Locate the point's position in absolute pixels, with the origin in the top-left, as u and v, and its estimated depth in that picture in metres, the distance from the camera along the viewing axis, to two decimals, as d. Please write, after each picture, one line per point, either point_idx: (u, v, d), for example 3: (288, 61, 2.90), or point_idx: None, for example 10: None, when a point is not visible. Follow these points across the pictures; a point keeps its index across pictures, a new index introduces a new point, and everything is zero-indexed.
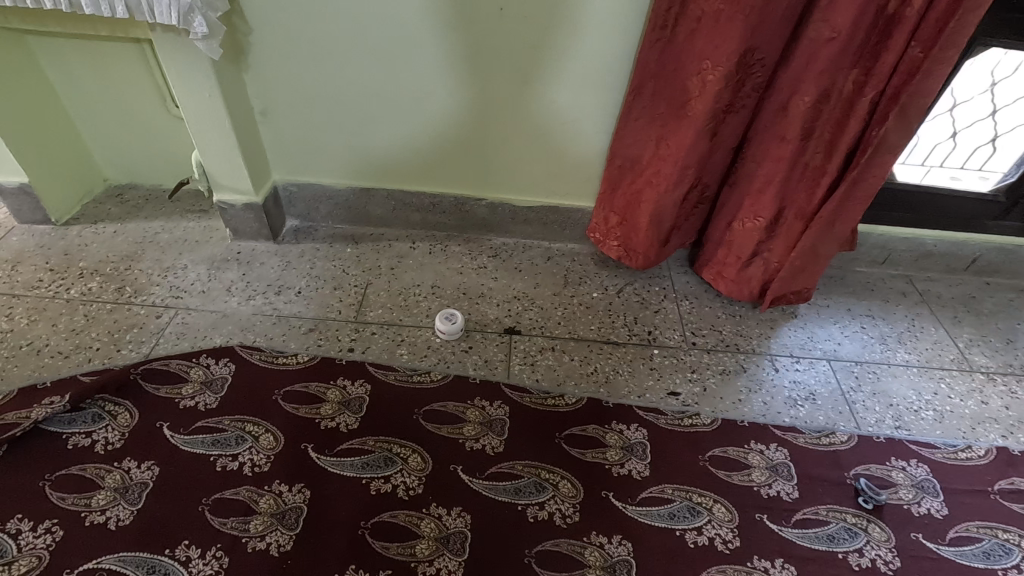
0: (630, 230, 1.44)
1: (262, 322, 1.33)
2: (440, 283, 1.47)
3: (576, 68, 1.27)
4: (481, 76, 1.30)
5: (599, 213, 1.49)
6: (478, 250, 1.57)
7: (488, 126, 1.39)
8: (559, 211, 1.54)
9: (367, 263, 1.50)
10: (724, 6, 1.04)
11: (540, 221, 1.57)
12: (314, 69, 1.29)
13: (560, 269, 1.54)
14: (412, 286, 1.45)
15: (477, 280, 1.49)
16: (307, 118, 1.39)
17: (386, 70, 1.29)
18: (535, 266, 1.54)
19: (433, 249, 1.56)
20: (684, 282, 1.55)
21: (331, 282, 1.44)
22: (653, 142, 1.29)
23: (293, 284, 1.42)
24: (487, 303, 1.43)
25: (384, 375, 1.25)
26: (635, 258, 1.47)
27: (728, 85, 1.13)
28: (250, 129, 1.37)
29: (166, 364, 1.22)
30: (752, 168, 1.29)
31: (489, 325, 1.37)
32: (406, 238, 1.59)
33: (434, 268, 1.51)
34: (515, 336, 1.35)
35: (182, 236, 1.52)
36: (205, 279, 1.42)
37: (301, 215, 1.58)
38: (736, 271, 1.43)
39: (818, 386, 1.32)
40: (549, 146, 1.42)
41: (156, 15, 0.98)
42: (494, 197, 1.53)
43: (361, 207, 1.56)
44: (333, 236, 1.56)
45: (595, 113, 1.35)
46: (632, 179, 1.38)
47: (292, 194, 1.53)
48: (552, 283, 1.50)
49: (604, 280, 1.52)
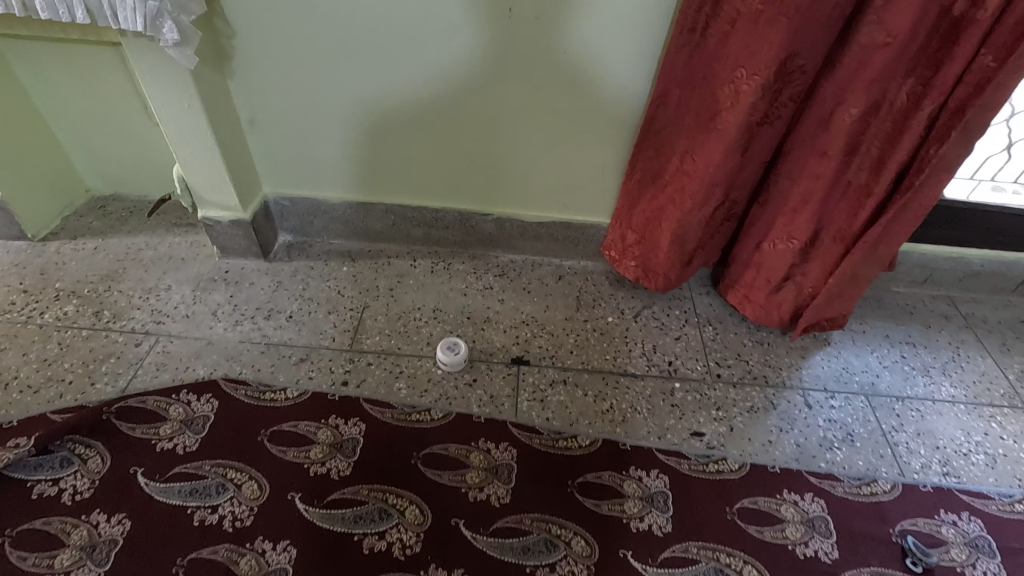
0: (650, 250, 1.32)
1: (249, 350, 1.23)
2: (443, 306, 1.36)
3: (591, 74, 1.15)
4: (487, 82, 1.18)
5: (615, 231, 1.37)
6: (484, 269, 1.46)
7: (495, 137, 1.27)
8: (571, 227, 1.43)
9: (364, 284, 1.39)
10: (763, 7, 0.91)
11: (551, 238, 1.45)
12: (304, 75, 1.18)
13: (572, 289, 1.43)
14: (412, 309, 1.34)
15: (482, 303, 1.38)
16: (298, 128, 1.27)
17: (383, 76, 1.18)
18: (545, 286, 1.43)
19: (436, 267, 1.45)
20: (707, 304, 1.43)
21: (325, 305, 1.33)
22: (677, 157, 1.17)
23: (283, 308, 1.32)
24: (492, 330, 1.32)
25: (380, 412, 1.14)
26: (655, 281, 1.35)
27: (765, 96, 1.00)
28: (237, 140, 1.26)
29: (143, 400, 1.12)
30: (786, 185, 1.16)
31: (495, 355, 1.26)
32: (406, 255, 1.47)
33: (436, 289, 1.40)
34: (523, 367, 1.24)
35: (167, 252, 1.42)
36: (189, 302, 1.31)
37: (294, 230, 1.47)
38: (765, 296, 1.31)
39: (856, 426, 1.20)
40: (561, 158, 1.30)
41: (121, 20, 0.86)
42: (501, 211, 1.42)
43: (358, 222, 1.45)
44: (328, 253, 1.46)
45: (614, 123, 1.23)
46: (652, 195, 1.25)
47: (284, 209, 1.42)
48: (563, 307, 1.38)
49: (621, 303, 1.40)
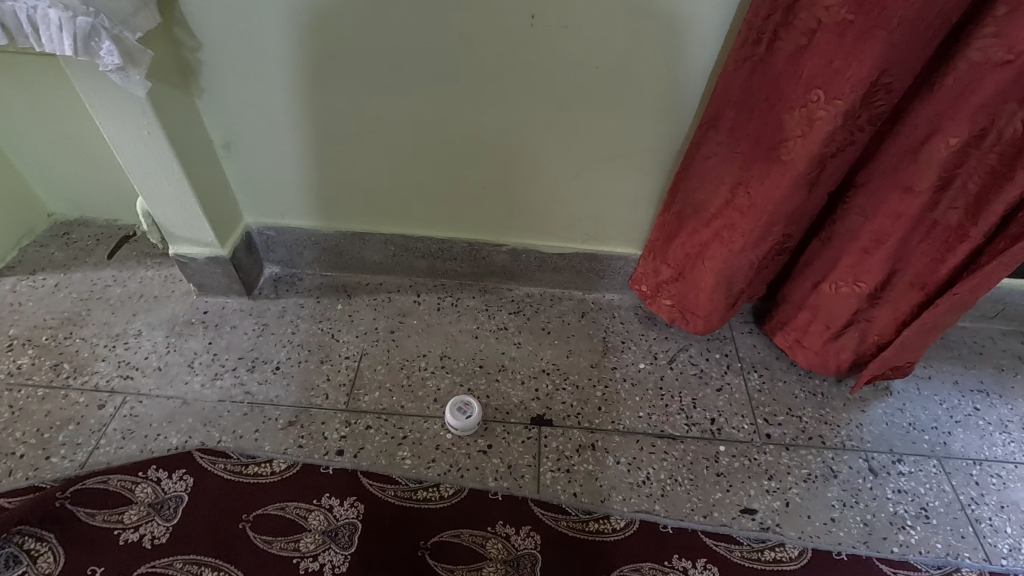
0: (689, 289, 1.15)
1: (230, 412, 1.07)
2: (451, 351, 1.20)
3: (626, 91, 0.97)
4: (503, 100, 0.99)
5: (646, 265, 1.20)
6: (496, 306, 1.29)
7: (510, 161, 1.09)
8: (596, 258, 1.25)
9: (361, 325, 1.23)
10: (854, 17, 0.73)
11: (573, 269, 1.28)
12: (285, 91, 1.00)
13: (598, 329, 1.26)
14: (416, 357, 1.18)
15: (496, 347, 1.21)
16: (281, 152, 1.09)
17: (379, 92, 0.99)
18: (565, 325, 1.26)
19: (442, 304, 1.28)
20: (750, 345, 1.26)
21: (316, 353, 1.17)
22: (727, 188, 0.99)
23: (269, 358, 1.16)
24: (508, 382, 1.15)
25: (381, 490, 0.98)
26: (691, 324, 1.19)
27: (846, 123, 0.82)
28: (210, 167, 1.08)
29: (104, 480, 0.96)
30: (856, 222, 0.98)
31: (512, 414, 1.10)
32: (409, 288, 1.31)
33: (443, 330, 1.23)
34: (544, 429, 1.08)
35: (138, 289, 1.25)
36: (162, 351, 1.15)
37: (281, 261, 1.30)
38: (822, 342, 1.14)
39: (930, 498, 1.04)
40: (585, 185, 1.12)
41: (44, 41, 0.68)
42: (515, 242, 1.24)
43: (354, 253, 1.28)
44: (320, 289, 1.29)
45: (649, 146, 1.05)
46: (694, 230, 1.08)
47: (269, 239, 1.25)
48: (588, 352, 1.22)
49: (653, 346, 1.24)
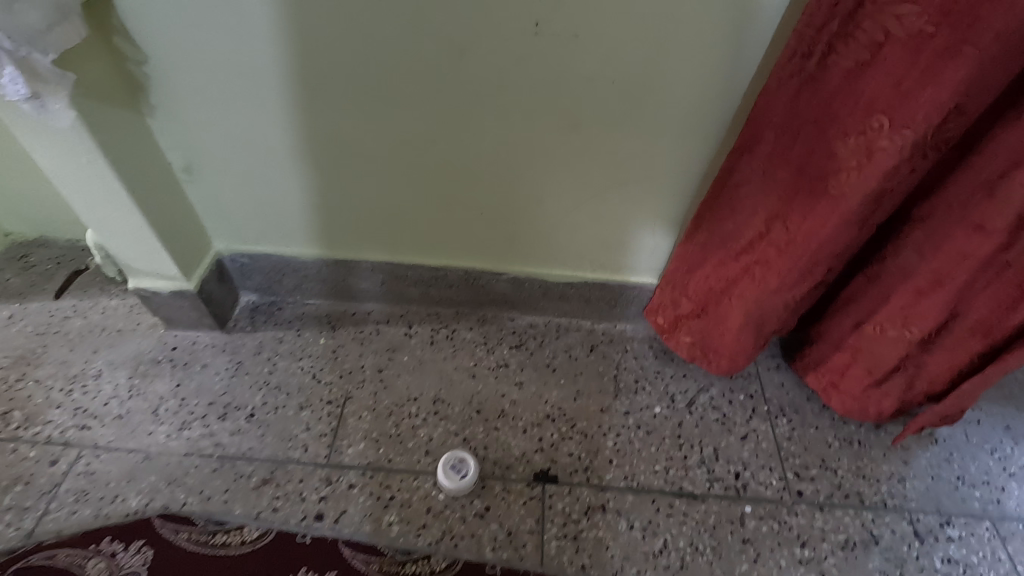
0: (712, 327, 1.02)
1: (197, 468, 0.96)
2: (445, 394, 1.08)
3: (646, 111, 0.83)
4: (503, 120, 0.86)
5: (662, 298, 1.08)
6: (496, 340, 1.17)
7: (511, 186, 0.96)
8: (607, 288, 1.12)
9: (346, 364, 1.11)
10: (936, 30, 0.59)
11: (581, 298, 1.16)
12: (253, 110, 0.87)
13: (609, 366, 1.14)
14: (406, 401, 1.06)
15: (495, 389, 1.09)
16: (251, 176, 0.97)
17: (360, 111, 0.86)
18: (572, 362, 1.14)
19: (436, 337, 1.16)
20: (777, 384, 1.13)
21: (295, 396, 1.06)
22: (760, 221, 0.85)
23: (243, 403, 1.04)
24: (508, 430, 1.03)
25: (364, 563, 0.87)
26: (712, 364, 1.07)
27: (913, 156, 0.68)
28: (170, 194, 0.95)
29: (52, 555, 0.85)
30: (911, 260, 0.85)
31: (512, 469, 0.98)
32: (399, 319, 1.19)
33: (437, 369, 1.11)
34: (549, 487, 0.97)
35: (100, 322, 1.13)
36: (123, 396, 1.03)
37: (259, 289, 1.18)
38: (863, 388, 1.01)
39: (984, 570, 0.92)
40: (595, 212, 0.99)
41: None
42: (517, 270, 1.11)
43: (338, 281, 1.15)
44: (302, 322, 1.17)
45: (670, 170, 0.91)
46: (720, 263, 0.95)
47: (244, 266, 1.13)
48: (597, 395, 1.09)
49: (669, 386, 1.11)
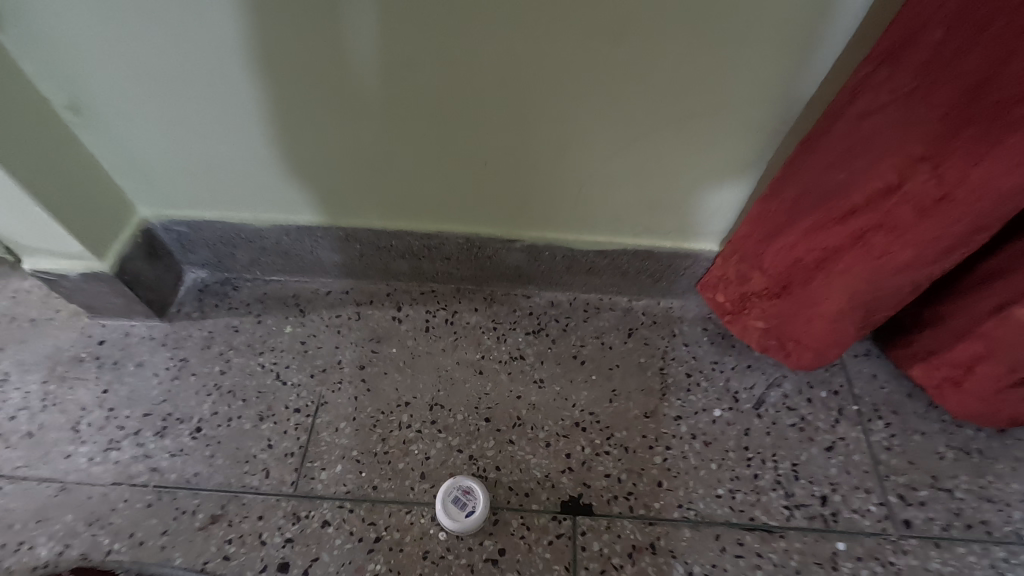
0: (793, 313, 0.77)
1: (128, 502, 0.74)
2: (445, 397, 0.85)
3: (727, 3, 0.55)
4: (513, 27, 0.58)
5: (727, 270, 0.83)
6: (508, 324, 0.92)
7: (524, 128, 0.69)
8: (651, 257, 0.87)
9: (318, 359, 0.87)
10: None
11: (616, 271, 0.90)
12: (148, 21, 0.60)
13: (652, 356, 0.90)
14: (396, 408, 0.83)
15: (509, 390, 0.86)
16: (168, 118, 0.71)
17: (305, 23, 0.59)
18: (605, 353, 0.90)
19: (432, 321, 0.92)
20: (868, 376, 0.89)
21: (254, 404, 0.83)
22: (889, 170, 0.59)
23: (187, 414, 0.82)
24: (527, 444, 0.81)
25: None
26: (788, 358, 0.83)
27: None
28: (55, 145, 0.70)
29: None
30: None
31: (532, 498, 0.76)
32: (385, 300, 0.94)
33: (433, 364, 0.88)
34: (581, 521, 0.75)
35: (9, 311, 0.90)
36: (35, 408, 0.81)
37: (207, 264, 0.94)
38: (994, 390, 0.75)
39: None
40: (640, 161, 0.73)
41: None
42: (535, 238, 0.86)
43: (306, 254, 0.91)
44: (263, 305, 0.93)
45: (752, 97, 0.64)
46: (814, 229, 0.69)
47: (183, 237, 0.88)
48: (639, 395, 0.86)
49: (729, 382, 0.88)
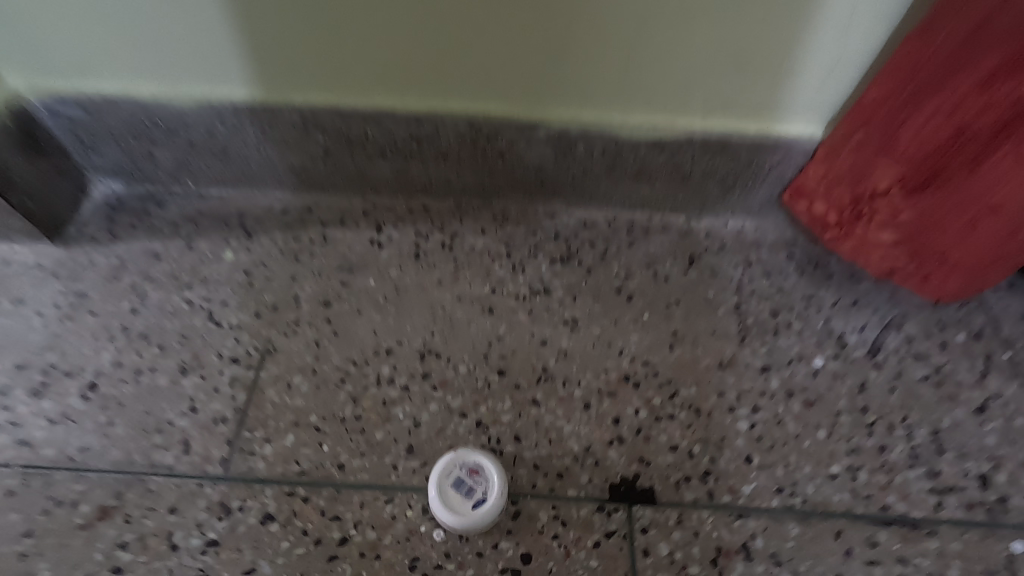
0: (947, 212, 0.54)
1: None
2: (442, 343, 0.61)
3: None
4: None
5: (840, 164, 0.59)
6: (526, 250, 0.68)
7: None
8: (725, 151, 0.63)
9: (267, 295, 0.64)
10: None
11: (674, 174, 0.66)
12: None
13: (722, 290, 0.66)
14: (373, 358, 0.60)
15: (530, 333, 0.62)
16: None
17: None
18: (659, 287, 0.66)
19: (424, 246, 0.68)
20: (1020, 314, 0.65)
21: (174, 353, 0.59)
22: None
23: (79, 367, 0.58)
24: (558, 406, 0.57)
25: None
26: (926, 283, 0.60)
27: None
28: None
29: None
30: None
31: (567, 480, 0.53)
32: (361, 220, 0.70)
33: (426, 299, 0.64)
34: (638, 514, 0.52)
35: None
36: None
37: (120, 171, 0.69)
38: None
39: None
40: None
41: None
42: (566, 125, 0.62)
43: (251, 153, 0.66)
44: (195, 226, 0.69)
45: None
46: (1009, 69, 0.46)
47: (79, 126, 0.64)
48: (709, 340, 0.62)
49: (831, 324, 0.64)
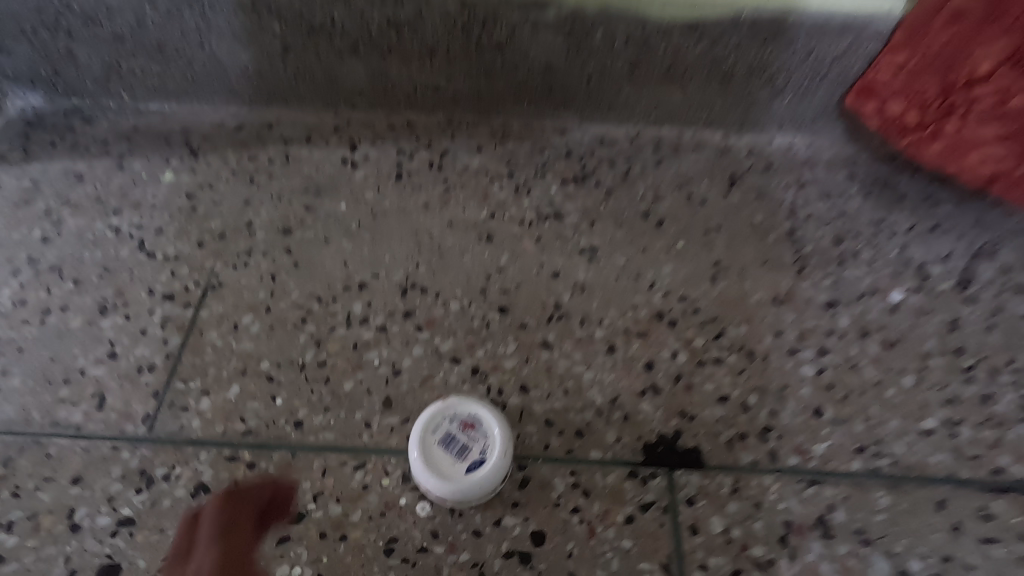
0: None
1: None
2: (429, 276, 0.49)
3: None
4: None
5: (929, 42, 0.48)
6: (532, 170, 0.56)
7: None
8: (779, 37, 0.51)
9: (213, 221, 0.52)
10: None
11: (713, 72, 0.54)
12: None
13: (772, 214, 0.54)
14: (342, 294, 0.48)
15: (539, 264, 0.50)
16: None
17: None
18: (695, 211, 0.54)
19: (407, 165, 0.56)
20: None
21: (92, 288, 0.47)
22: None
23: None
24: (574, 350, 0.46)
25: None
26: None
27: None
28: None
29: None
30: None
31: (588, 440, 0.42)
32: (332, 136, 0.58)
33: (409, 225, 0.52)
34: (682, 480, 0.40)
35: None
36: None
37: (36, 80, 0.57)
38: None
39: None
40: None
41: None
42: (582, 5, 0.50)
43: (193, 50, 0.54)
44: (129, 145, 0.56)
45: None
46: None
47: None
48: (759, 272, 0.50)
49: (907, 252, 0.52)
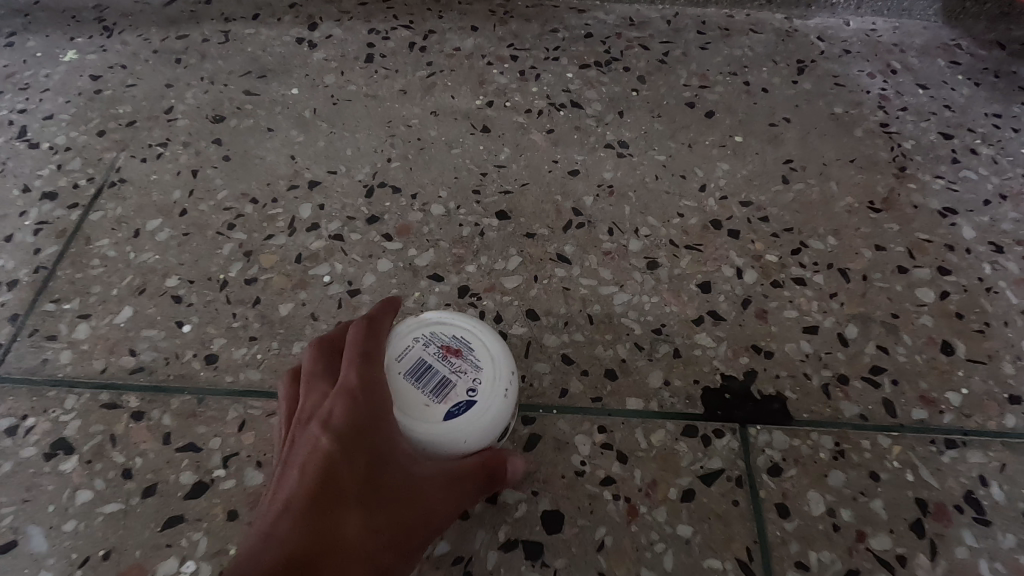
0: None
1: None
2: (404, 173, 0.36)
3: None
4: None
5: None
6: (542, 53, 0.43)
7: None
8: None
9: (121, 106, 0.39)
10: None
11: None
12: None
13: (856, 104, 0.41)
14: (286, 194, 0.35)
15: (551, 161, 0.38)
16: None
17: None
18: (756, 101, 0.41)
19: (381, 46, 0.43)
20: None
21: None
22: None
23: None
24: (601, 266, 0.33)
25: None
26: None
27: None
28: None
29: None
30: None
31: (624, 384, 0.29)
32: (286, 13, 0.45)
33: (380, 114, 0.39)
34: (761, 440, 0.28)
35: None
36: None
37: None
38: None
39: None
40: None
41: None
42: None
43: None
44: (25, 20, 0.44)
45: None
46: None
47: None
48: (847, 172, 0.38)
49: None
